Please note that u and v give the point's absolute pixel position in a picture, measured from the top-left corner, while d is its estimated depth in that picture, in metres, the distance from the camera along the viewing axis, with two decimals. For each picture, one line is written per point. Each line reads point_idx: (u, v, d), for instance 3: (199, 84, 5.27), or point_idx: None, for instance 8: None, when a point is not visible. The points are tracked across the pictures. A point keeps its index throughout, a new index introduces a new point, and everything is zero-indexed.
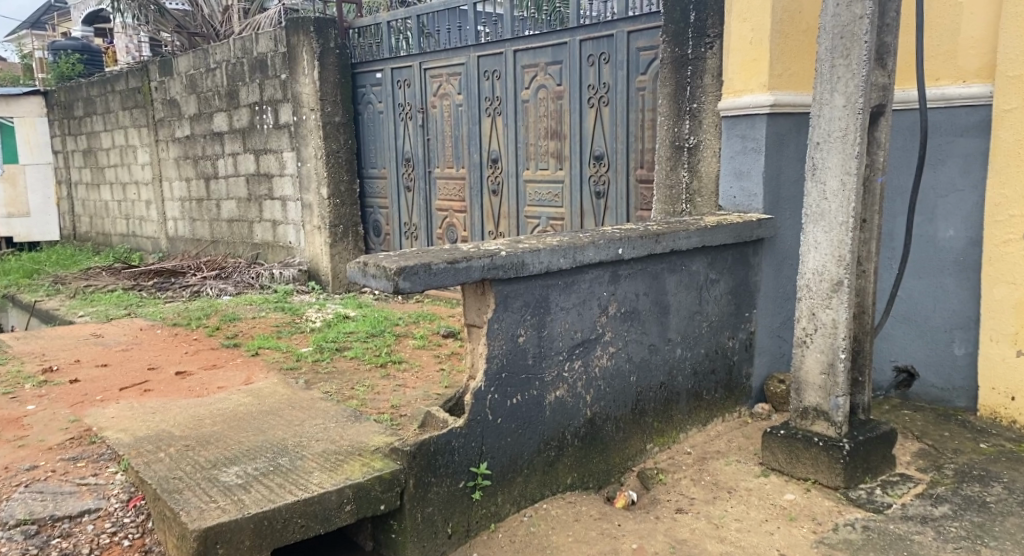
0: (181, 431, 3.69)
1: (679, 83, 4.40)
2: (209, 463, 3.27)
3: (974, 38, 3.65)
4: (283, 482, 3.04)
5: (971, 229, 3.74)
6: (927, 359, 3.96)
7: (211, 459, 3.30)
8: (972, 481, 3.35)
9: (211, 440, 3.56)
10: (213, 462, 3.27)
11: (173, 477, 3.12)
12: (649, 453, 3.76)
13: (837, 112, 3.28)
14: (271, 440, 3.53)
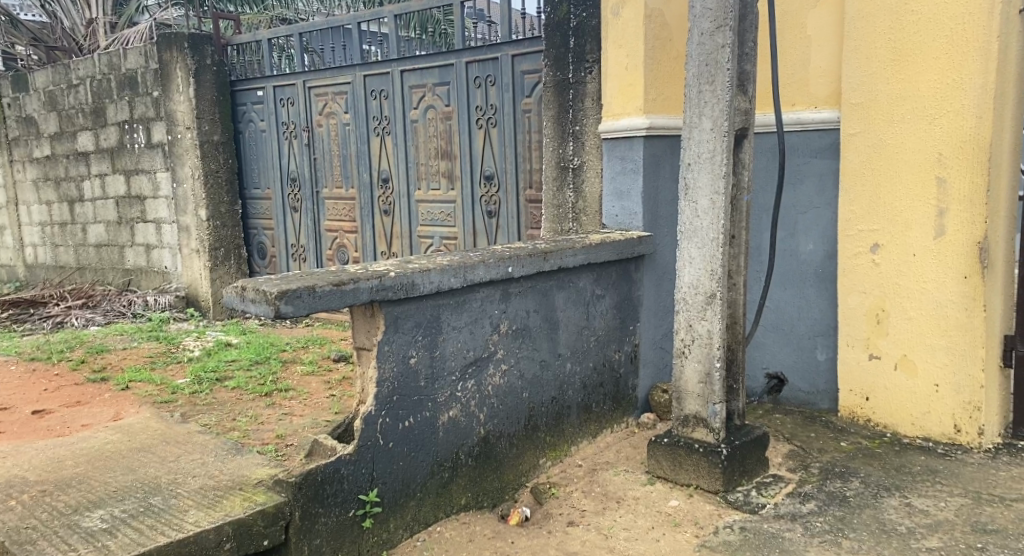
0: (36, 476, 3.53)
1: (562, 105, 4.54)
2: (69, 508, 3.15)
3: (822, 68, 3.92)
4: (155, 524, 2.96)
5: (827, 243, 4.01)
6: (794, 365, 4.20)
7: (71, 504, 3.19)
8: (835, 477, 3.58)
9: (71, 483, 3.43)
10: (75, 507, 3.15)
11: (26, 527, 3.01)
12: (542, 468, 3.84)
13: (705, 134, 3.47)
14: (142, 479, 3.43)
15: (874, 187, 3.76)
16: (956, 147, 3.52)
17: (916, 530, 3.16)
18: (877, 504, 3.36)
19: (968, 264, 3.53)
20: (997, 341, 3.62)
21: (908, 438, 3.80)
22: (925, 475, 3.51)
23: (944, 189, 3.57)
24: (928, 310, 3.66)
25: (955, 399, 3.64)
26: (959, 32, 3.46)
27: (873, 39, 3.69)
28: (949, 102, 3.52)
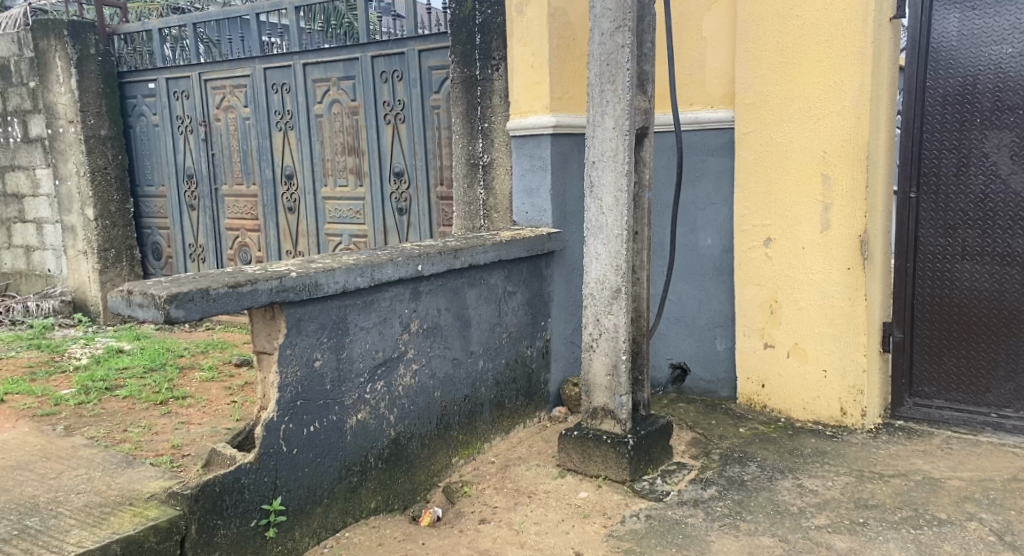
0: None
1: (470, 102, 4.56)
2: None
3: (717, 69, 4.06)
4: (32, 547, 2.85)
5: (725, 238, 4.15)
6: (696, 355, 4.33)
7: None
8: (734, 462, 3.72)
9: None
10: None
11: None
12: (454, 467, 3.86)
13: (608, 133, 3.56)
14: (18, 499, 3.30)
15: (766, 183, 3.92)
16: (838, 145, 3.70)
17: (806, 510, 3.32)
18: (772, 486, 3.51)
19: (851, 256, 3.72)
20: (877, 328, 3.84)
21: (800, 422, 3.97)
22: (815, 457, 3.69)
23: (828, 186, 3.74)
24: (816, 300, 3.84)
25: (841, 383, 3.83)
26: (839, 37, 3.64)
27: (761, 41, 3.85)
28: (832, 103, 3.69)
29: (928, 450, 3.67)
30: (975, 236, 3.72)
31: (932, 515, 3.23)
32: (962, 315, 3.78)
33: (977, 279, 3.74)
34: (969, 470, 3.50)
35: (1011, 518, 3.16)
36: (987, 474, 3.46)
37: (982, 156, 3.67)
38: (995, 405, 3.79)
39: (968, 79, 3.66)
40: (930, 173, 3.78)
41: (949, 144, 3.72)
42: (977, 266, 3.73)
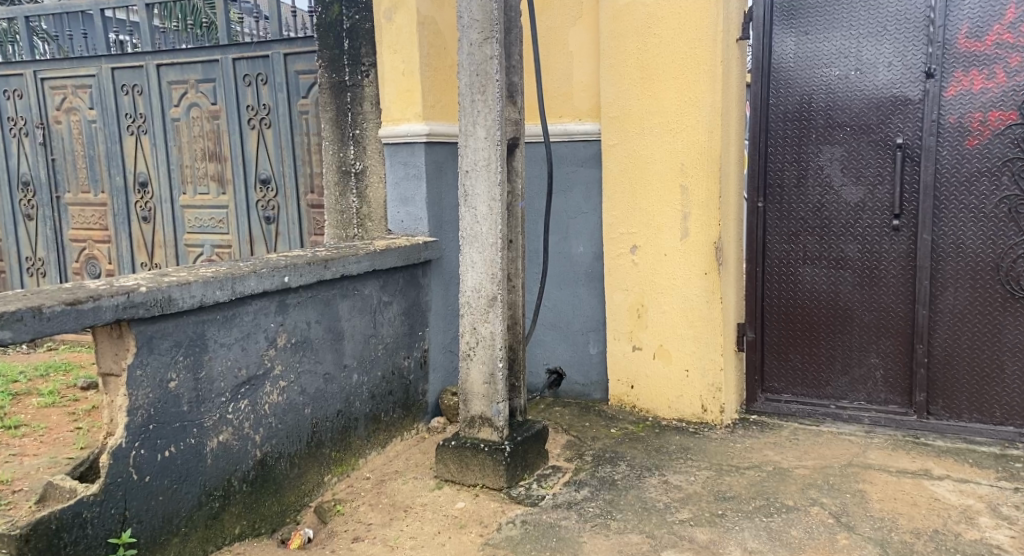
0: None
1: (340, 109, 4.53)
2: None
3: (584, 82, 4.18)
4: None
5: (595, 245, 4.27)
6: (571, 360, 4.43)
7: None
8: (605, 462, 3.88)
9: None
10: None
11: None
12: (327, 485, 3.83)
13: (480, 143, 3.66)
14: None
15: (632, 193, 4.05)
16: (694, 158, 3.86)
17: (671, 505, 3.50)
18: (640, 483, 3.68)
19: (708, 263, 3.90)
20: (731, 330, 4.03)
21: (665, 420, 4.14)
22: (679, 453, 3.88)
23: (686, 196, 3.91)
24: (677, 304, 4.00)
25: (701, 381, 4.01)
26: (692, 55, 3.83)
27: (622, 56, 3.99)
28: (689, 117, 3.86)
29: (778, 441, 3.91)
30: (814, 243, 3.96)
31: (780, 502, 3.48)
32: (805, 316, 4.03)
33: (816, 283, 3.99)
34: (813, 458, 3.76)
35: (848, 502, 3.45)
36: (828, 461, 3.74)
37: (818, 168, 3.91)
38: (835, 397, 4.05)
39: (804, 98, 3.91)
40: (775, 185, 4.00)
41: (790, 157, 3.96)
42: (817, 270, 3.98)
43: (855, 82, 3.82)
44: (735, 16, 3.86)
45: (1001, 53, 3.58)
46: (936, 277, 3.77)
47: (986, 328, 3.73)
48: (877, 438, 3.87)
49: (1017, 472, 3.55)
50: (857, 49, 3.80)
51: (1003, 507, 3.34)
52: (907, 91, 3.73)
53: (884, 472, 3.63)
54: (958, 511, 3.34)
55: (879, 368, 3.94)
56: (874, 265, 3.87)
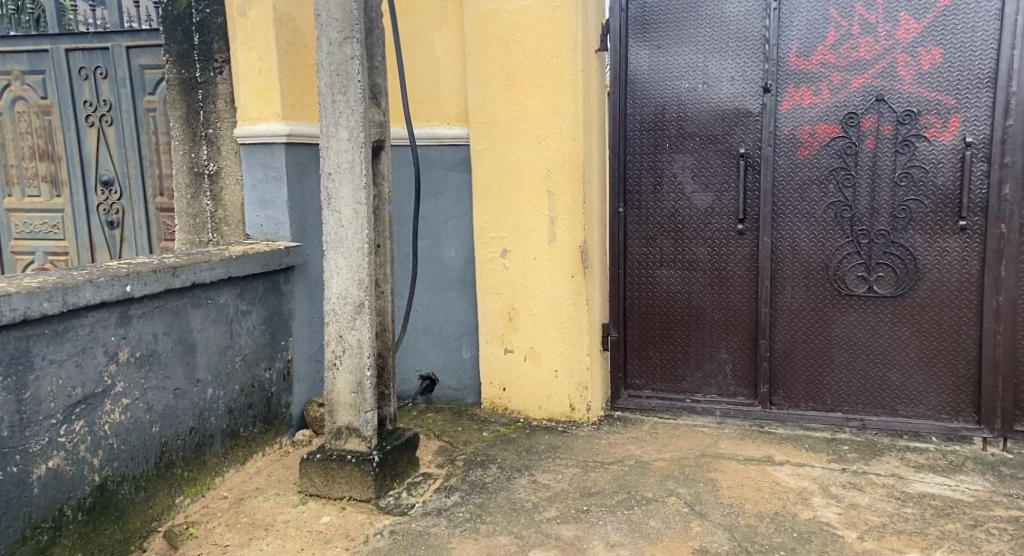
0: None
1: (190, 106, 4.37)
2: None
3: (451, 86, 4.26)
4: None
5: (466, 249, 4.31)
6: (443, 365, 4.44)
7: None
8: (476, 466, 3.96)
9: None
10: None
11: None
12: (179, 507, 3.69)
13: (343, 144, 3.67)
14: None
15: (501, 198, 4.14)
16: (559, 164, 4.00)
17: (539, 505, 3.63)
18: (510, 485, 3.80)
19: (574, 265, 4.04)
20: (597, 329, 4.16)
21: (536, 420, 4.24)
22: (548, 452, 4.00)
23: (552, 200, 4.04)
24: (547, 306, 4.12)
25: (570, 381, 4.14)
26: (553, 63, 3.98)
27: (488, 63, 4.10)
28: (553, 124, 4.00)
29: (640, 436, 4.09)
30: (669, 246, 4.15)
31: (640, 495, 3.68)
32: (662, 316, 4.22)
33: (671, 284, 4.18)
34: (669, 451, 3.97)
35: (701, 490, 3.68)
36: (684, 452, 3.96)
37: (672, 176, 4.11)
38: (690, 392, 4.25)
39: (657, 108, 4.10)
40: (633, 191, 4.17)
41: (646, 165, 4.14)
42: (672, 273, 4.17)
43: (702, 95, 4.03)
44: (594, 25, 4.00)
45: (825, 71, 3.90)
46: (776, 277, 4.04)
47: (819, 324, 4.03)
48: (727, 428, 4.10)
49: (845, 454, 3.86)
50: (704, 63, 4.02)
51: (833, 487, 3.64)
52: (747, 104, 3.98)
53: (732, 460, 3.88)
54: (794, 493, 3.62)
55: (728, 362, 4.17)
56: (722, 267, 4.10)
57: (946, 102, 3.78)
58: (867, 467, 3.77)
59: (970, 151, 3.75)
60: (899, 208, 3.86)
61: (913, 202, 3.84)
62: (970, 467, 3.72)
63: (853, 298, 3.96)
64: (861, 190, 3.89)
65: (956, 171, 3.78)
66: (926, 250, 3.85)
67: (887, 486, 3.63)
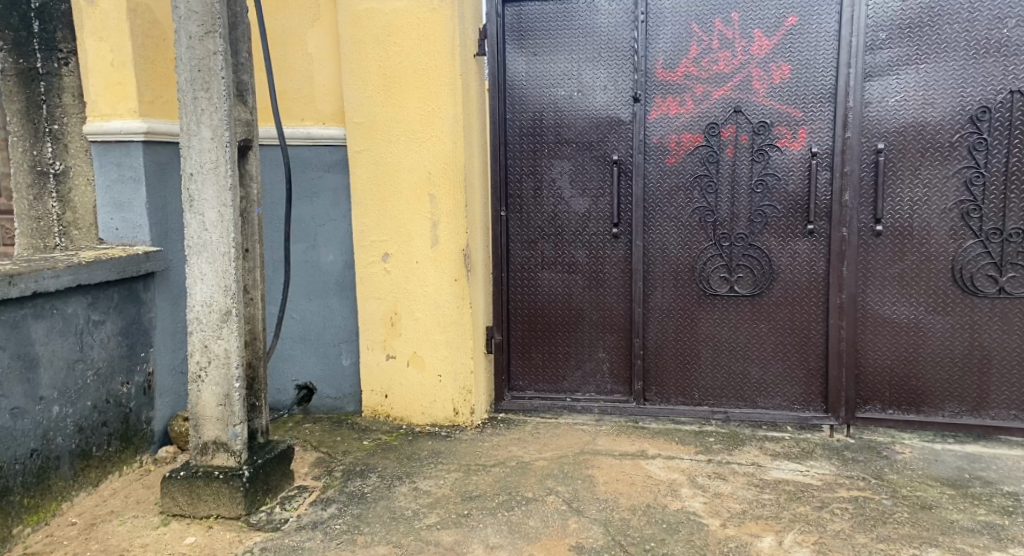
0: None
1: (30, 100, 4.01)
2: None
3: (326, 85, 4.30)
4: None
5: (345, 253, 4.36)
6: (322, 374, 4.45)
7: None
8: (355, 476, 3.92)
9: None
10: None
11: None
12: (17, 538, 3.40)
13: (205, 143, 3.51)
14: None
15: (381, 199, 4.21)
16: (440, 166, 4.11)
17: (418, 512, 3.64)
18: (389, 493, 3.78)
19: (458, 269, 4.15)
20: (480, 332, 4.30)
21: (420, 426, 4.31)
22: (430, 458, 4.04)
23: (434, 203, 4.14)
24: (431, 311, 4.21)
25: (454, 386, 4.25)
26: (431, 66, 4.08)
27: (365, 64, 4.16)
28: (433, 126, 4.11)
29: (522, 437, 4.20)
30: (550, 250, 4.32)
31: (520, 495, 3.74)
32: (543, 318, 4.38)
33: (552, 286, 4.35)
34: (550, 451, 4.08)
35: (578, 487, 3.78)
36: (564, 451, 4.08)
37: (551, 180, 4.28)
38: (570, 391, 4.41)
39: (536, 115, 4.28)
40: (515, 196, 4.33)
41: (527, 169, 4.31)
42: (553, 275, 4.34)
43: (577, 102, 4.23)
44: (471, 29, 4.16)
45: (689, 83, 4.13)
46: (648, 279, 4.26)
47: (687, 322, 4.26)
48: (604, 426, 4.27)
49: (710, 446, 4.08)
50: (578, 72, 4.22)
51: (699, 477, 3.84)
52: (619, 112, 4.20)
53: (609, 456, 4.02)
54: (665, 485, 3.79)
55: (605, 361, 4.36)
56: (599, 269, 4.29)
57: (794, 115, 4.08)
58: (730, 457, 3.99)
59: (815, 161, 4.07)
60: (756, 213, 4.14)
61: (768, 207, 4.13)
62: (819, 453, 4.00)
63: (716, 298, 4.22)
64: (722, 196, 4.15)
65: (804, 179, 4.10)
66: (780, 252, 4.15)
67: (748, 474, 3.86)
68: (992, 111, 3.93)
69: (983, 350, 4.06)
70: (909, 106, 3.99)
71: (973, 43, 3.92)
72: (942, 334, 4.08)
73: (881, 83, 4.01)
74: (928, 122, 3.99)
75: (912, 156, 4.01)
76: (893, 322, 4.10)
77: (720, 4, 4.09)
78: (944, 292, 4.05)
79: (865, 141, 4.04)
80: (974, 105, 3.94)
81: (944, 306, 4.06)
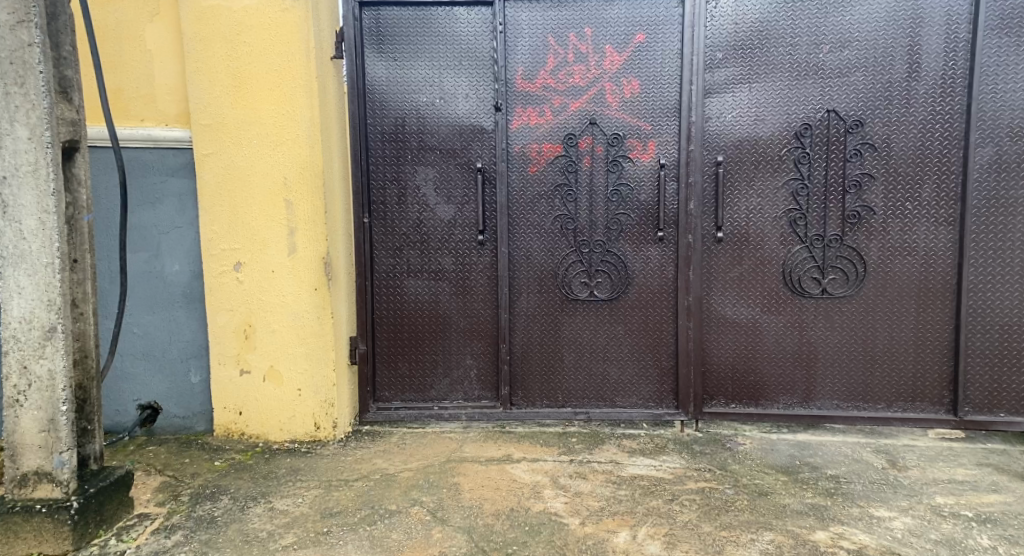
0: None
1: None
2: None
3: (168, 85, 4.09)
4: None
5: (192, 263, 4.17)
6: (168, 392, 4.24)
7: None
8: (204, 499, 3.72)
9: None
10: None
11: None
12: None
13: (22, 144, 3.24)
14: None
15: (231, 206, 4.07)
16: (296, 171, 4.02)
17: (274, 532, 3.51)
18: (242, 515, 3.61)
19: (317, 277, 4.08)
20: (344, 343, 4.25)
21: (278, 443, 4.17)
22: (289, 476, 3.90)
23: (290, 210, 4.05)
24: (288, 322, 4.10)
25: (314, 399, 4.15)
26: (286, 67, 3.99)
27: (212, 63, 4.01)
28: (287, 130, 4.01)
29: (388, 449, 4.15)
30: (416, 257, 4.36)
31: (384, 508, 3.68)
32: (410, 326, 4.41)
33: (419, 294, 4.38)
34: (416, 461, 4.04)
35: (444, 496, 3.76)
36: (429, 460, 4.05)
37: (415, 188, 4.33)
38: (437, 399, 4.45)
39: (398, 120, 4.30)
40: (378, 202, 4.33)
41: (390, 176, 4.32)
42: (419, 282, 4.37)
43: (439, 109, 4.29)
44: (327, 32, 4.10)
45: (547, 94, 4.29)
46: (513, 285, 4.38)
47: (550, 326, 4.41)
48: (472, 432, 4.31)
49: (573, 446, 4.19)
50: (440, 79, 4.28)
51: (561, 478, 3.92)
52: (481, 120, 4.30)
53: (475, 463, 4.03)
54: (529, 487, 3.84)
55: (473, 368, 4.43)
56: (465, 276, 4.37)
57: (644, 128, 4.29)
58: (590, 456, 4.11)
59: (664, 172, 4.30)
60: (612, 221, 4.33)
61: (623, 215, 4.33)
62: (671, 448, 4.19)
63: (577, 302, 4.39)
64: (582, 204, 4.33)
65: (653, 190, 4.32)
66: (635, 258, 4.35)
67: (607, 471, 3.98)
68: (814, 127, 4.26)
69: (811, 346, 4.38)
70: (744, 122, 4.28)
71: (795, 66, 4.25)
72: (776, 332, 4.38)
73: (719, 100, 4.28)
74: (761, 137, 4.29)
75: (747, 168, 4.30)
76: (734, 322, 4.39)
77: (574, 19, 4.26)
78: (777, 293, 4.36)
79: (706, 153, 4.30)
80: (798, 121, 4.27)
81: (777, 306, 4.36)
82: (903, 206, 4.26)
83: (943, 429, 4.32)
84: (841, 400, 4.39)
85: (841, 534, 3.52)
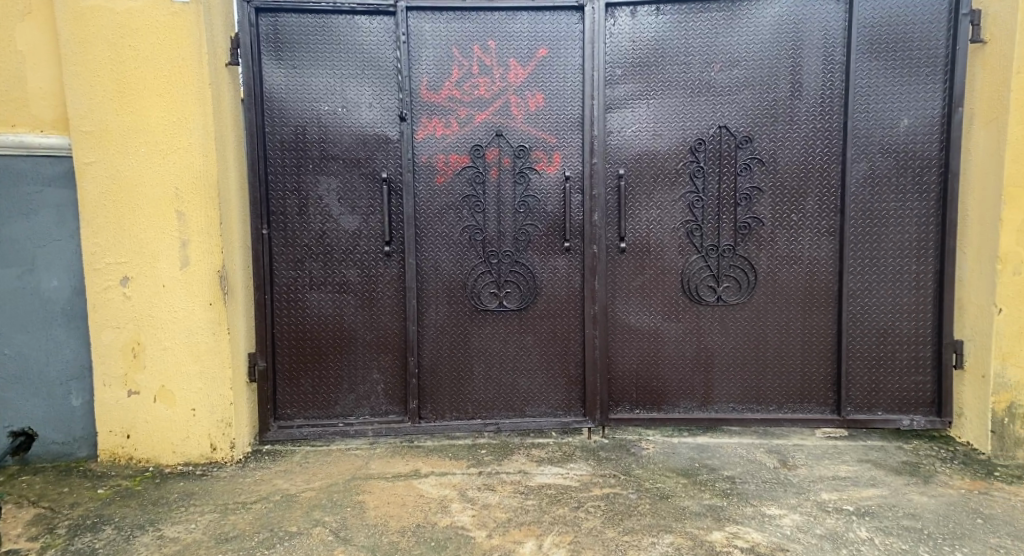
0: None
1: None
2: None
3: (42, 89, 3.82)
4: None
5: (73, 278, 3.89)
6: (45, 417, 3.93)
7: None
8: (84, 531, 3.50)
9: None
10: None
11: None
12: None
13: None
14: None
15: (116, 218, 3.83)
16: (188, 181, 3.83)
17: None
18: (127, 546, 3.42)
19: (213, 292, 3.89)
20: (241, 360, 4.08)
21: (169, 467, 3.94)
22: (181, 501, 3.69)
23: (182, 221, 3.84)
24: (180, 340, 3.89)
25: (209, 419, 3.95)
26: (175, 72, 3.79)
27: (93, 67, 3.77)
28: (177, 138, 3.81)
29: (288, 469, 3.99)
30: (319, 269, 4.23)
31: (283, 530, 3.54)
32: (312, 341, 4.27)
33: (321, 308, 4.26)
34: (319, 480, 3.91)
35: (348, 515, 3.65)
36: (333, 479, 3.92)
37: (317, 199, 4.21)
38: (342, 416, 4.33)
39: (298, 129, 4.18)
40: (277, 213, 4.18)
41: (291, 186, 4.19)
42: (322, 295, 4.25)
43: (342, 118, 4.20)
44: (219, 38, 3.94)
45: (452, 105, 4.26)
46: (421, 297, 4.32)
47: (459, 338, 4.37)
48: (378, 449, 4.21)
49: (483, 458, 4.16)
50: (342, 88, 4.18)
51: (469, 491, 3.87)
52: (385, 130, 4.23)
53: (381, 479, 3.93)
54: (435, 502, 3.78)
55: (379, 382, 4.34)
56: (371, 288, 4.28)
57: (549, 140, 4.33)
58: (499, 467, 4.09)
59: (569, 184, 4.34)
60: (519, 232, 4.34)
61: (530, 227, 4.34)
62: (577, 455, 4.22)
63: (486, 314, 4.37)
64: (489, 215, 4.32)
65: (559, 201, 4.35)
66: (542, 268, 4.37)
67: (514, 482, 3.96)
68: (707, 142, 4.38)
69: (708, 350, 4.51)
70: (643, 136, 4.37)
71: (690, 83, 4.37)
72: (676, 338, 4.49)
73: (619, 114, 4.36)
74: (658, 151, 4.38)
75: (647, 181, 4.39)
76: (637, 329, 4.47)
77: (477, 32, 4.26)
78: (675, 301, 4.47)
79: (607, 166, 4.37)
80: (693, 136, 4.38)
81: (677, 314, 4.47)
82: (789, 216, 4.41)
83: (828, 428, 4.49)
84: (736, 402, 4.53)
85: (736, 534, 3.63)
